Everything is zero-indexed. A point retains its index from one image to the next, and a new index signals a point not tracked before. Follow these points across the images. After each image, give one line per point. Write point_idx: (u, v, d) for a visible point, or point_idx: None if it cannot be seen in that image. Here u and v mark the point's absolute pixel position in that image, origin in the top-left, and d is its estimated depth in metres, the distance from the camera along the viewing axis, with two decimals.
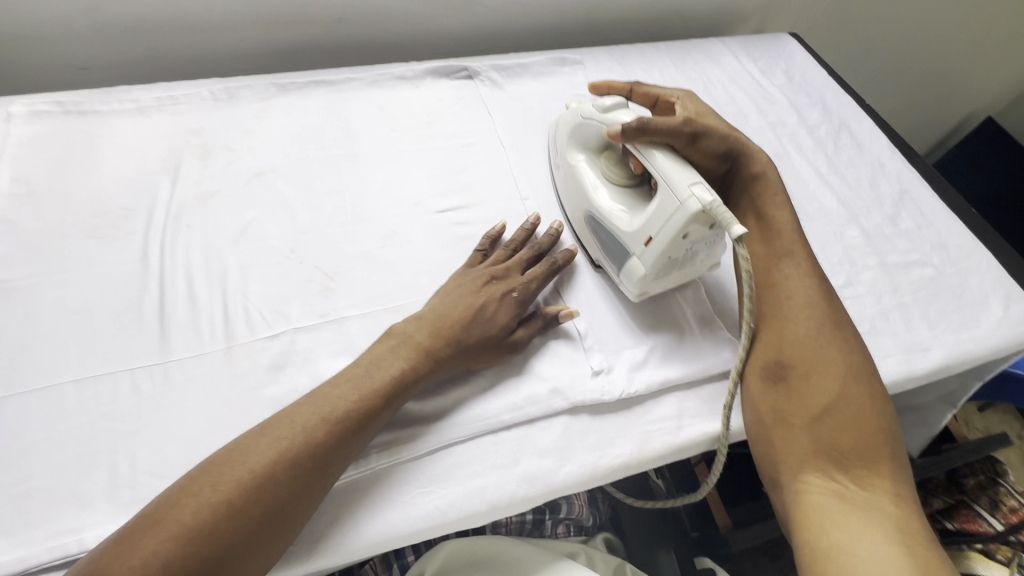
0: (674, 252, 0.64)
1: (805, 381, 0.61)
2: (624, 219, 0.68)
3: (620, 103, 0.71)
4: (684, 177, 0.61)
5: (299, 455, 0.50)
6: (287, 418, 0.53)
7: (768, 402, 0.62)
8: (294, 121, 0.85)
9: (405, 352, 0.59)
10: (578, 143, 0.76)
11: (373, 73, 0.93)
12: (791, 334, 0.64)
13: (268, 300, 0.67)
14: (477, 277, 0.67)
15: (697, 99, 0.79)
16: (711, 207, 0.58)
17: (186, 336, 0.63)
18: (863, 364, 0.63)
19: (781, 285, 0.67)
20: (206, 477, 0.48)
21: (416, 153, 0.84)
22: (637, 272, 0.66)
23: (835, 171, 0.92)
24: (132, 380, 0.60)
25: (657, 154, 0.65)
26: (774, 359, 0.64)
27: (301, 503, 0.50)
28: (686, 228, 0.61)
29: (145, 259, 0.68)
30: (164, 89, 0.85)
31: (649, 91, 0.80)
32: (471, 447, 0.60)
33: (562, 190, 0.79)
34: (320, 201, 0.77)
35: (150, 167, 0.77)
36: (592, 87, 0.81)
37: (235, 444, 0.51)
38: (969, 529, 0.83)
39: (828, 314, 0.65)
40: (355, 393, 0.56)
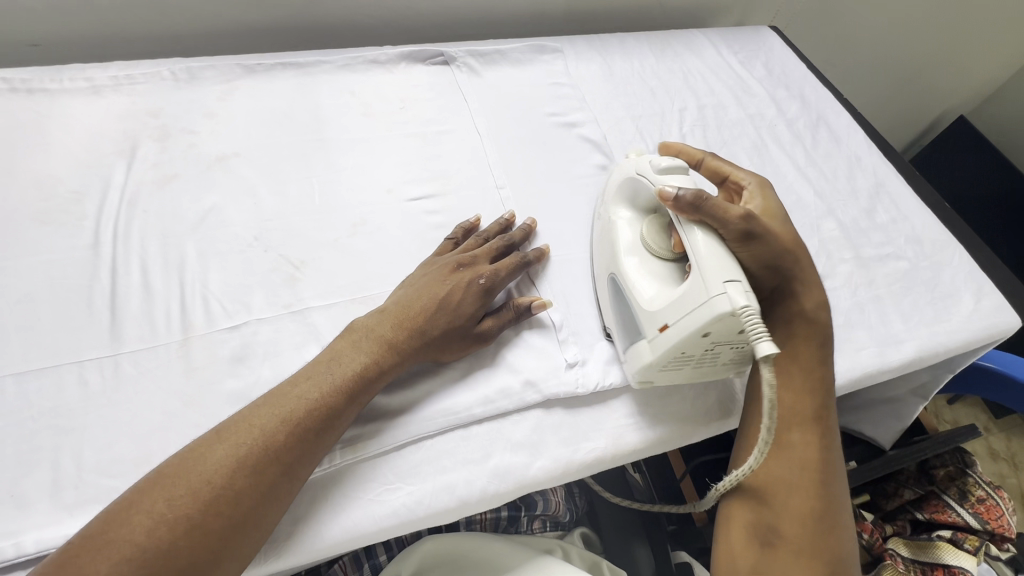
0: (688, 347, 0.57)
1: (793, 559, 0.56)
2: (645, 296, 0.61)
3: (679, 167, 0.64)
4: (722, 271, 0.54)
5: (260, 461, 0.47)
6: (243, 421, 0.49)
7: (748, 563, 0.57)
8: (260, 104, 0.82)
9: (369, 347, 0.56)
10: (626, 198, 0.70)
11: (345, 56, 0.89)
12: (794, 503, 0.58)
13: (228, 290, 0.64)
14: (445, 265, 0.64)
15: (770, 193, 0.69)
16: (740, 312, 0.52)
17: (139, 327, 0.60)
18: (846, 555, 0.58)
19: (794, 444, 0.61)
20: (158, 490, 0.44)
21: (388, 139, 0.82)
22: (643, 357, 0.60)
23: (813, 164, 0.92)
24: (79, 373, 0.56)
25: (697, 238, 0.57)
26: (769, 520, 0.58)
27: (265, 511, 0.47)
28: (706, 326, 0.54)
29: (96, 246, 0.65)
30: (122, 69, 0.81)
31: (721, 168, 0.70)
32: (441, 442, 0.58)
33: (596, 244, 0.72)
34: (286, 187, 0.74)
35: (104, 150, 0.73)
36: (663, 145, 0.73)
37: (186, 451, 0.47)
38: (938, 519, 0.85)
39: (834, 495, 0.60)
40: (317, 392, 0.52)
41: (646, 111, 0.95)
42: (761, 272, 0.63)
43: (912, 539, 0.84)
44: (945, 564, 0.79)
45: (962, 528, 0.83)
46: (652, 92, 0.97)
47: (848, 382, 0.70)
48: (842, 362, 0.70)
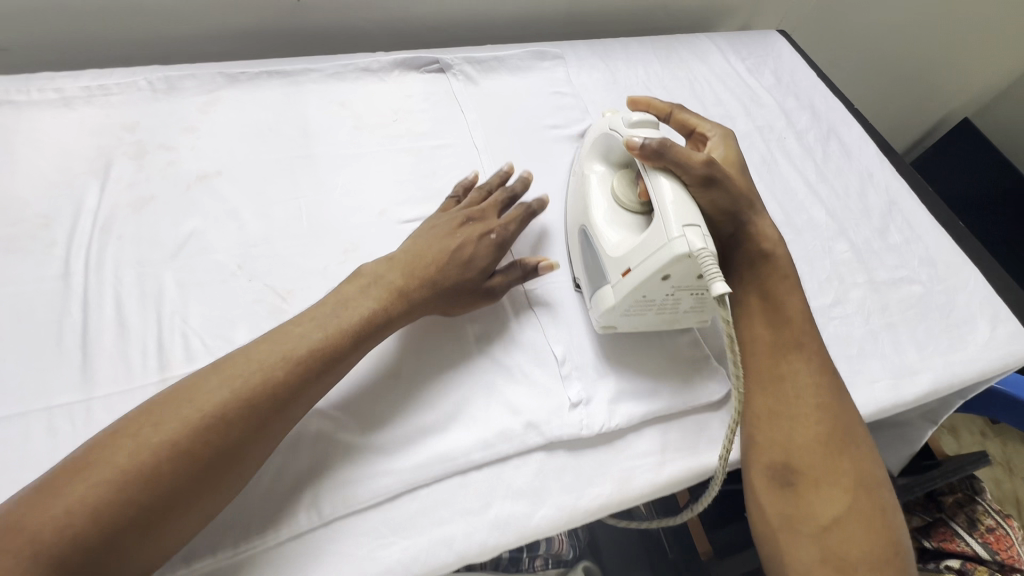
0: (649, 290, 0.60)
1: (816, 491, 0.59)
2: (612, 243, 0.64)
3: (649, 121, 0.66)
4: (681, 216, 0.57)
5: (251, 393, 0.49)
6: (241, 356, 0.51)
7: (776, 507, 0.60)
8: (245, 117, 0.77)
9: (378, 294, 0.58)
10: (601, 153, 0.73)
11: (334, 64, 0.84)
12: (801, 438, 0.61)
13: (210, 324, 0.60)
14: (452, 219, 0.67)
15: (733, 141, 0.75)
16: (697, 254, 0.54)
17: (114, 367, 0.56)
18: (870, 468, 0.61)
19: (791, 376, 0.64)
20: (151, 414, 0.46)
21: (381, 155, 0.77)
22: (607, 301, 0.63)
23: (824, 181, 0.88)
24: (48, 420, 0.52)
25: (661, 182, 0.61)
26: (781, 462, 0.61)
27: (251, 444, 0.49)
28: (666, 268, 0.57)
29: (67, 276, 0.60)
30: (95, 78, 0.76)
31: (687, 120, 0.77)
32: (438, 490, 0.55)
33: (569, 200, 0.75)
34: (272, 209, 0.69)
35: (75, 168, 0.68)
36: (631, 101, 0.78)
37: (184, 380, 0.49)
38: (946, 548, 0.83)
39: (842, 417, 0.62)
40: (319, 334, 0.54)
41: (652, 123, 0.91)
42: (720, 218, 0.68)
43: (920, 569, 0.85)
44: None
45: (971, 557, 0.81)
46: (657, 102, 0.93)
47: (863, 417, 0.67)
48: (856, 395, 0.68)
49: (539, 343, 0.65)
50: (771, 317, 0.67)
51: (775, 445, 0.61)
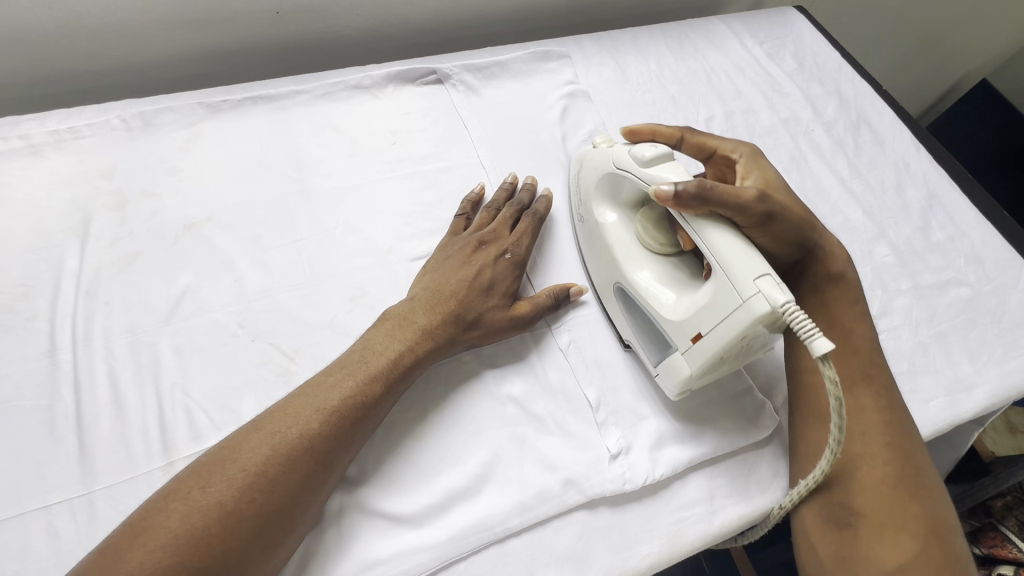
0: (730, 352, 0.52)
1: (880, 535, 0.51)
2: (668, 305, 0.56)
3: (664, 154, 0.58)
4: (746, 266, 0.49)
5: (294, 450, 0.46)
6: (280, 411, 0.48)
7: (830, 548, 0.53)
8: (231, 152, 0.70)
9: (403, 335, 0.55)
10: (608, 195, 0.66)
11: (323, 83, 0.77)
12: (868, 478, 0.53)
13: (214, 396, 0.55)
14: (465, 245, 0.63)
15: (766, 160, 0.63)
16: (782, 309, 0.46)
17: (115, 453, 0.51)
18: (947, 516, 0.53)
19: (859, 408, 0.57)
20: (197, 477, 0.43)
21: (383, 184, 0.71)
22: (681, 370, 0.55)
23: (857, 175, 0.83)
24: (49, 522, 0.48)
25: (713, 233, 0.52)
26: (840, 499, 0.54)
27: (301, 501, 0.46)
28: (748, 329, 0.48)
29: (54, 353, 0.55)
30: (63, 119, 0.69)
31: (704, 142, 0.65)
32: (476, 563, 0.51)
33: (586, 249, 0.68)
34: (270, 257, 0.64)
35: (51, 227, 0.62)
36: (628, 130, 0.66)
37: (225, 439, 0.47)
38: (998, 555, 0.80)
39: (915, 458, 0.55)
40: (352, 381, 0.51)
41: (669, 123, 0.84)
42: (779, 248, 0.58)
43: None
44: None
45: None
46: (673, 100, 0.86)
47: None
48: None
49: (569, 386, 0.60)
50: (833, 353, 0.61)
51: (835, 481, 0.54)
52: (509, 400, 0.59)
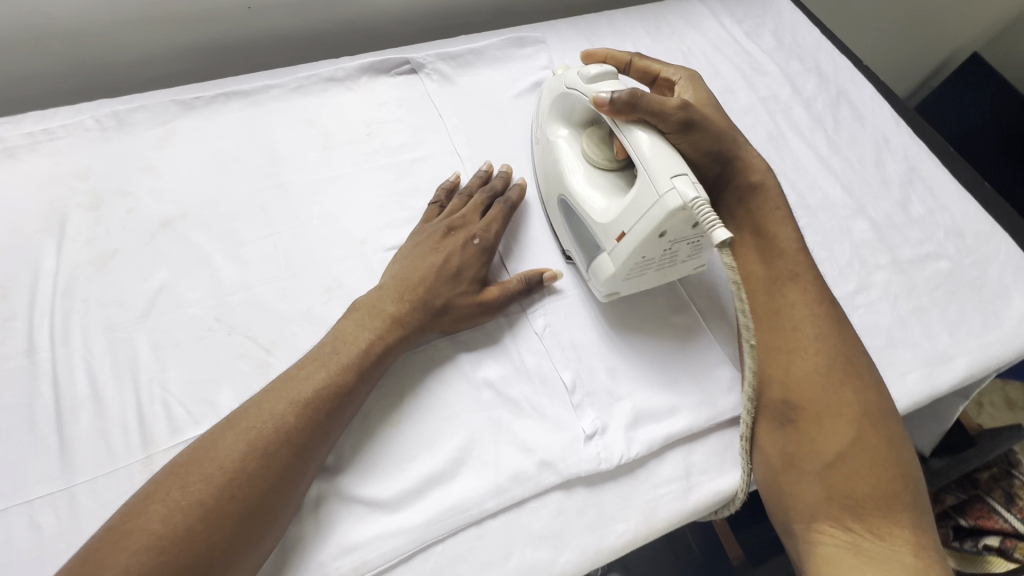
0: (649, 252, 0.56)
1: (818, 426, 0.56)
2: (599, 208, 0.60)
3: (607, 73, 0.61)
4: (665, 168, 0.53)
5: (269, 444, 0.47)
6: (254, 407, 0.49)
7: (776, 446, 0.58)
8: (205, 148, 0.71)
9: (373, 323, 0.56)
10: (561, 115, 0.68)
11: (296, 77, 0.77)
12: (803, 375, 0.58)
13: (191, 389, 0.56)
14: (435, 231, 0.64)
15: (701, 83, 0.72)
16: (692, 205, 0.50)
17: (94, 448, 0.52)
18: (878, 401, 0.58)
19: (789, 309, 0.61)
20: (175, 477, 0.44)
21: (358, 175, 0.71)
22: (606, 270, 0.59)
23: (836, 152, 0.82)
24: (31, 516, 0.49)
25: (638, 137, 0.56)
26: (779, 399, 0.58)
27: (281, 492, 0.47)
28: (661, 225, 0.52)
29: (32, 352, 0.56)
30: (37, 122, 0.69)
31: (649, 67, 0.74)
32: (453, 545, 0.52)
33: (538, 169, 0.71)
34: (246, 251, 0.64)
35: (28, 229, 0.63)
36: (585, 56, 0.74)
37: (201, 438, 0.48)
38: (983, 526, 0.80)
39: (847, 349, 0.60)
40: (325, 372, 0.52)
41: None
42: (702, 160, 0.64)
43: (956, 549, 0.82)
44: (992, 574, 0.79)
45: (1010, 535, 0.78)
46: None
47: None
48: None
49: (545, 369, 0.61)
50: (762, 262, 0.65)
51: (772, 379, 0.59)
52: (486, 384, 0.59)
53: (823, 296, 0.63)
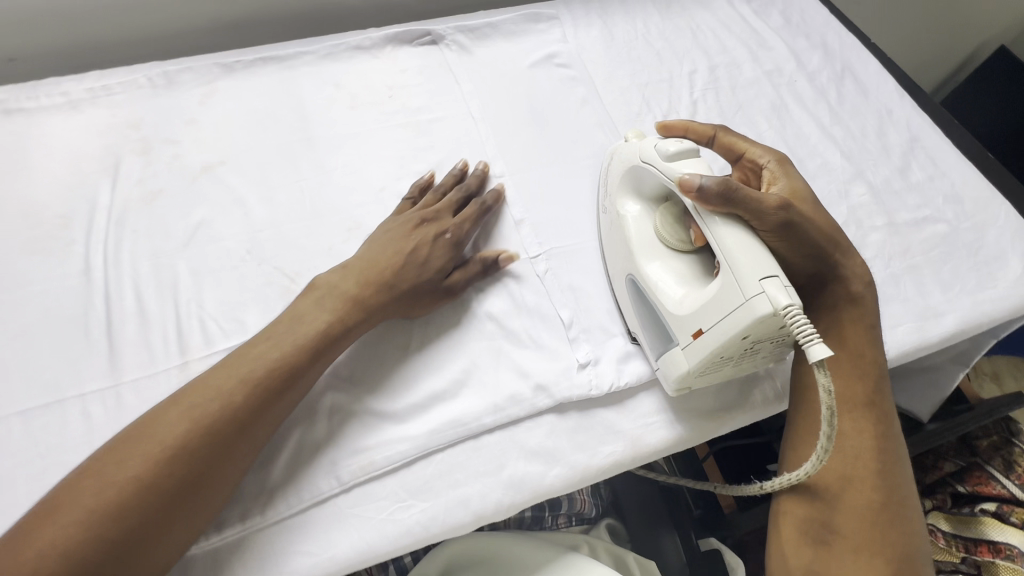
0: (728, 352, 0.52)
1: (852, 556, 0.52)
2: (674, 300, 0.56)
3: (689, 150, 0.57)
4: (753, 269, 0.49)
5: (212, 424, 0.47)
6: (200, 385, 0.49)
7: (801, 564, 0.54)
8: (242, 105, 0.78)
9: (332, 305, 0.56)
10: (631, 187, 0.64)
11: (326, 45, 0.84)
12: (850, 502, 0.54)
13: (224, 309, 0.63)
14: (407, 221, 0.64)
15: (794, 169, 0.61)
16: (783, 312, 0.46)
17: (138, 354, 0.59)
18: (918, 553, 0.54)
19: (854, 432, 0.56)
20: (112, 454, 0.44)
21: (379, 132, 0.77)
22: (680, 366, 0.56)
23: (838, 122, 0.85)
24: (82, 407, 0.56)
25: (725, 234, 0.51)
26: (818, 516, 0.54)
27: (220, 470, 0.48)
28: (746, 330, 0.49)
29: (88, 273, 0.63)
30: (97, 79, 0.78)
31: (735, 144, 0.63)
32: (452, 455, 0.56)
33: (606, 240, 0.67)
34: (275, 194, 0.71)
35: (87, 170, 0.70)
36: (661, 127, 0.65)
37: (145, 414, 0.48)
38: (981, 491, 0.81)
39: (900, 482, 0.55)
40: (277, 352, 0.52)
41: (653, 76, 0.87)
42: (799, 259, 0.57)
43: (954, 513, 0.81)
44: (990, 540, 0.76)
45: (1008, 500, 0.79)
46: (658, 55, 0.90)
47: None
48: None
49: (544, 307, 0.65)
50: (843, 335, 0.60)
51: (816, 497, 0.55)
52: (489, 316, 0.64)
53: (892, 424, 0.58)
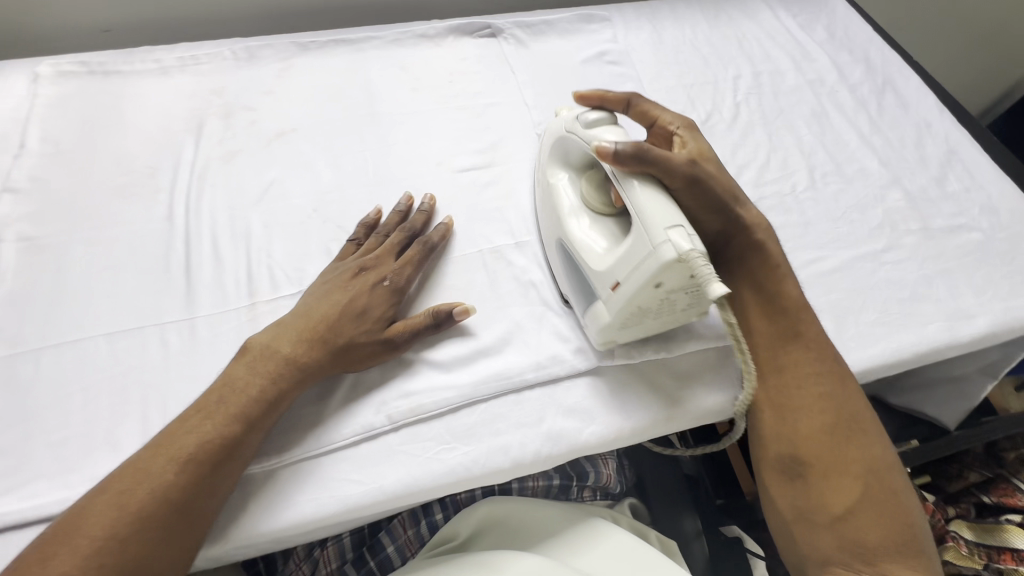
0: (644, 302, 0.55)
1: (827, 481, 0.56)
2: (596, 256, 0.58)
3: (606, 119, 0.61)
4: (661, 218, 0.51)
5: (144, 507, 0.47)
6: (133, 469, 0.48)
7: (787, 497, 0.58)
8: (315, 80, 0.84)
9: (266, 368, 0.55)
10: (559, 159, 0.67)
11: (394, 32, 0.90)
12: (808, 432, 0.58)
13: (291, 259, 0.68)
14: (345, 270, 0.63)
15: (700, 133, 0.64)
16: (686, 257, 0.49)
17: (213, 293, 0.64)
18: (884, 453, 0.58)
19: (792, 367, 0.60)
20: (42, 552, 0.44)
21: (438, 113, 0.82)
22: (603, 318, 0.58)
23: (877, 131, 0.88)
24: (161, 335, 0.61)
25: (637, 192, 0.53)
26: (788, 453, 0.58)
27: (161, 550, 0.47)
28: (656, 277, 0.51)
29: (171, 218, 0.69)
30: (186, 50, 0.85)
31: (648, 109, 0.65)
32: (495, 406, 0.60)
33: (540, 211, 0.70)
34: (342, 160, 0.76)
35: (174, 128, 0.77)
36: (580, 95, 0.65)
37: (74, 508, 0.47)
38: (1007, 502, 0.81)
39: (848, 400, 0.59)
40: (211, 423, 0.51)
41: (699, 79, 0.92)
42: (708, 217, 0.61)
43: (978, 522, 0.82)
44: (1014, 548, 0.77)
45: None
46: (704, 60, 0.94)
47: (913, 355, 0.67)
48: (907, 333, 0.68)
49: None
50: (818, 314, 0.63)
51: (780, 436, 0.58)
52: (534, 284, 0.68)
53: (823, 346, 0.61)
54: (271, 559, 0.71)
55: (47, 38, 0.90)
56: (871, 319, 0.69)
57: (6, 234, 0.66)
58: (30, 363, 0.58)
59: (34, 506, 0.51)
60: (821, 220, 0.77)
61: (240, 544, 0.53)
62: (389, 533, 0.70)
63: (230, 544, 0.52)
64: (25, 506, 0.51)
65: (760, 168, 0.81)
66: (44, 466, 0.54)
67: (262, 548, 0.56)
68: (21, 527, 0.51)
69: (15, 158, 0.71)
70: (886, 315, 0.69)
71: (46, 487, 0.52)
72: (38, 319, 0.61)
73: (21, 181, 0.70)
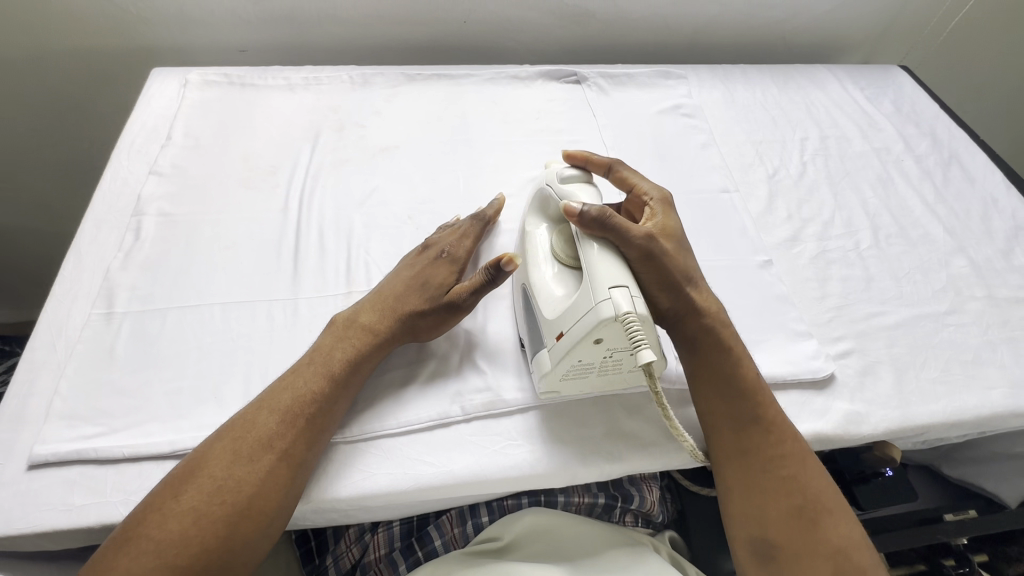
0: (586, 356, 0.55)
1: (798, 564, 0.54)
2: (551, 304, 0.58)
3: (580, 177, 0.64)
4: (611, 277, 0.53)
5: (254, 451, 0.52)
6: (245, 419, 0.54)
7: None
8: (417, 107, 0.94)
9: (352, 338, 0.61)
10: (540, 209, 0.66)
11: (490, 72, 1.00)
12: (776, 510, 0.56)
13: (386, 257, 0.75)
14: (410, 253, 0.69)
15: (674, 210, 0.64)
16: (623, 318, 0.50)
17: (316, 279, 0.72)
18: (852, 534, 0.55)
19: (750, 448, 0.59)
20: (169, 489, 0.50)
21: (525, 145, 0.91)
22: (544, 366, 0.58)
23: (942, 201, 0.91)
24: (268, 310, 0.68)
25: (592, 253, 0.55)
26: (758, 535, 0.56)
27: (269, 496, 0.51)
28: (595, 334, 0.52)
29: (286, 211, 0.78)
30: (311, 71, 0.96)
31: (628, 177, 0.65)
32: (563, 410, 0.64)
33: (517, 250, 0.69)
34: (437, 177, 0.84)
35: (295, 136, 0.87)
36: (569, 154, 0.68)
37: (195, 453, 0.53)
38: None
39: (812, 476, 0.58)
40: (306, 382, 0.57)
41: (767, 137, 0.97)
42: (658, 292, 0.59)
43: None
44: None
45: None
46: (774, 121, 1.00)
47: (977, 418, 0.67)
48: (969, 395, 0.69)
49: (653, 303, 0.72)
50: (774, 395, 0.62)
51: (747, 518, 0.56)
52: None
53: (787, 426, 0.60)
54: (324, 537, 0.73)
55: (195, 54, 1.06)
56: (933, 376, 0.70)
57: (148, 210, 0.76)
58: (157, 319, 0.66)
59: (148, 443, 0.57)
60: (884, 277, 0.80)
61: (317, 507, 0.57)
62: (437, 528, 0.70)
63: (309, 506, 0.57)
64: (140, 442, 0.57)
65: (824, 224, 0.85)
66: (160, 409, 0.60)
67: (332, 516, 0.60)
68: (134, 461, 0.57)
69: (163, 148, 0.83)
70: (948, 375, 0.70)
71: (160, 428, 0.59)
72: (168, 283, 0.69)
73: (165, 166, 0.80)
